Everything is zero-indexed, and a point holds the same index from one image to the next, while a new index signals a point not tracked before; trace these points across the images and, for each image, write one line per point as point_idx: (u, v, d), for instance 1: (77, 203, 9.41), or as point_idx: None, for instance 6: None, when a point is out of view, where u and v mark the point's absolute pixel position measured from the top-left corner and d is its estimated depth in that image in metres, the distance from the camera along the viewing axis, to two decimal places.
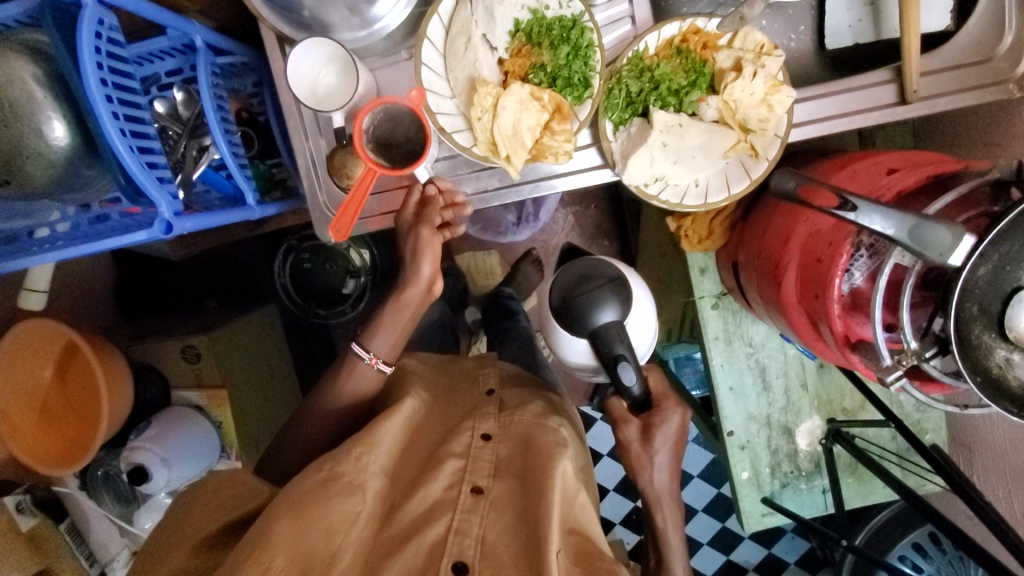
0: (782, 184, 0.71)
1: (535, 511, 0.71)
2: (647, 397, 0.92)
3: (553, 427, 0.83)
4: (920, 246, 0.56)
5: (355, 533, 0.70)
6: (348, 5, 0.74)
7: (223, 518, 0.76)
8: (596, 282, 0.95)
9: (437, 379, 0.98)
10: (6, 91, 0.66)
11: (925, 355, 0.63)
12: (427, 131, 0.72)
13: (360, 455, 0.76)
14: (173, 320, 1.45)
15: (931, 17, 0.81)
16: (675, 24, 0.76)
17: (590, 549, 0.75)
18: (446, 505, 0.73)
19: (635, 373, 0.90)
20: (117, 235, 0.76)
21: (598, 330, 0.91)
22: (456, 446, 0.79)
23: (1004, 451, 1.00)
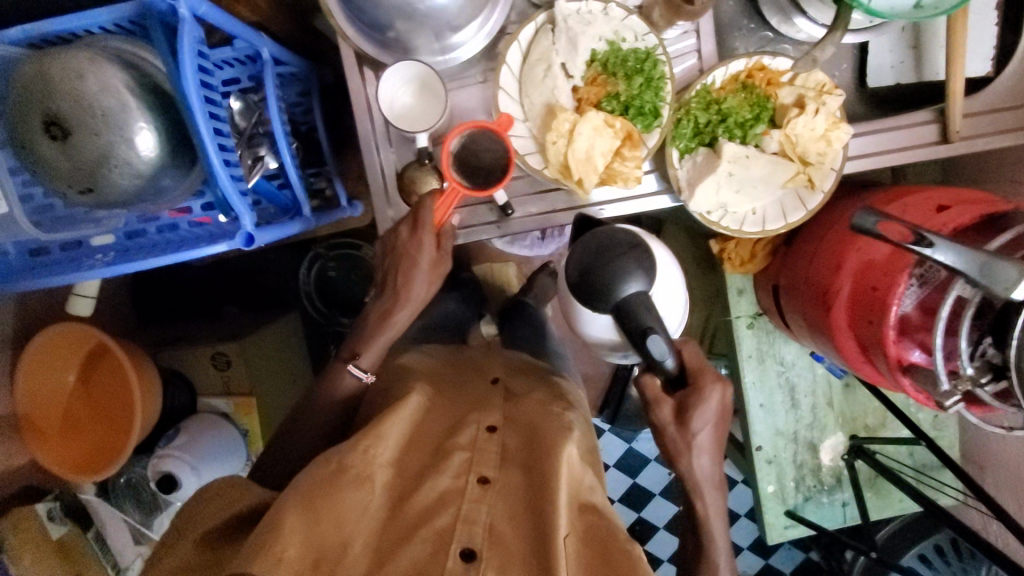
0: (862, 220, 0.70)
1: (544, 498, 0.65)
2: (681, 374, 0.80)
3: (557, 413, 0.79)
4: (990, 280, 0.60)
5: (366, 523, 0.64)
6: (435, 30, 0.75)
7: (229, 512, 0.68)
8: (618, 248, 0.78)
9: (440, 372, 0.90)
10: (100, 99, 0.66)
11: (980, 381, 0.67)
12: (512, 154, 0.74)
13: (368, 446, 0.69)
14: (194, 326, 1.43)
15: (973, 63, 0.86)
16: (741, 60, 0.81)
17: (601, 528, 0.69)
18: (453, 496, 0.66)
19: (667, 347, 0.74)
20: (195, 247, 0.77)
21: (622, 302, 0.76)
22: (462, 438, 0.72)
23: (1016, 468, 1.06)
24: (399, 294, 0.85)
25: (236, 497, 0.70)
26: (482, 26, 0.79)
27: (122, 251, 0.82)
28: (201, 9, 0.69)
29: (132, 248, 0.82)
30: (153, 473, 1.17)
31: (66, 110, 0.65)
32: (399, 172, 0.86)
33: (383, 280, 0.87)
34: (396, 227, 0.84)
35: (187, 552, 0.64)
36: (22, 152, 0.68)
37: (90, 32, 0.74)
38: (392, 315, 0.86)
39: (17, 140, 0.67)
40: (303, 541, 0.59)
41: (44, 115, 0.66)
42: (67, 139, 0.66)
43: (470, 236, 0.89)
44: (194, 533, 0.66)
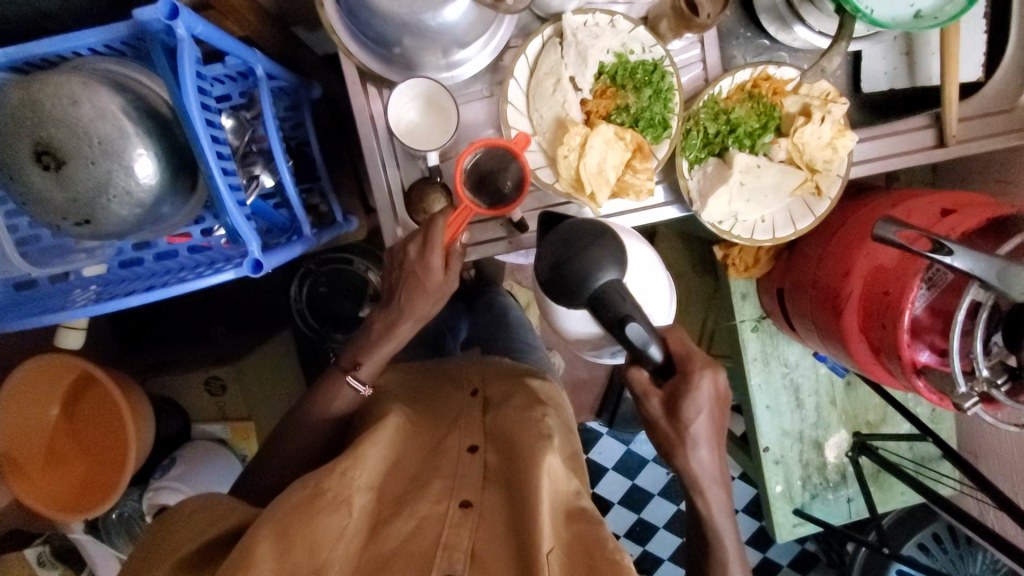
0: (880, 231, 0.70)
1: (524, 516, 0.64)
2: (668, 363, 0.68)
3: (539, 418, 0.77)
4: (1007, 285, 0.62)
5: (344, 548, 0.62)
6: (444, 48, 0.73)
7: (211, 532, 0.65)
8: (587, 239, 0.69)
9: (416, 388, 0.91)
10: (96, 126, 0.62)
11: (995, 382, 0.69)
12: (528, 175, 0.73)
13: (347, 468, 0.68)
14: (180, 351, 1.37)
15: (966, 68, 0.88)
16: (747, 70, 0.81)
17: (589, 535, 0.67)
18: (434, 522, 0.65)
19: (650, 335, 0.65)
20: (198, 273, 0.74)
21: (597, 292, 0.66)
22: (442, 466, 0.72)
23: (1011, 457, 1.09)
24: (402, 308, 0.82)
25: (224, 511, 0.68)
26: (488, 43, 0.77)
27: (116, 282, 0.78)
28: (199, 28, 0.65)
29: (126, 278, 0.78)
30: (150, 507, 1.11)
31: (60, 140, 0.62)
32: (406, 190, 0.84)
33: (390, 292, 0.84)
34: (405, 245, 0.79)
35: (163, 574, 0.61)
36: (10, 184, 0.64)
37: (77, 54, 0.69)
38: (398, 327, 0.83)
39: (4, 172, 0.63)
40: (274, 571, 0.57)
41: (35, 144, 0.62)
42: (62, 168, 0.62)
43: (481, 252, 0.87)
44: (172, 556, 0.63)
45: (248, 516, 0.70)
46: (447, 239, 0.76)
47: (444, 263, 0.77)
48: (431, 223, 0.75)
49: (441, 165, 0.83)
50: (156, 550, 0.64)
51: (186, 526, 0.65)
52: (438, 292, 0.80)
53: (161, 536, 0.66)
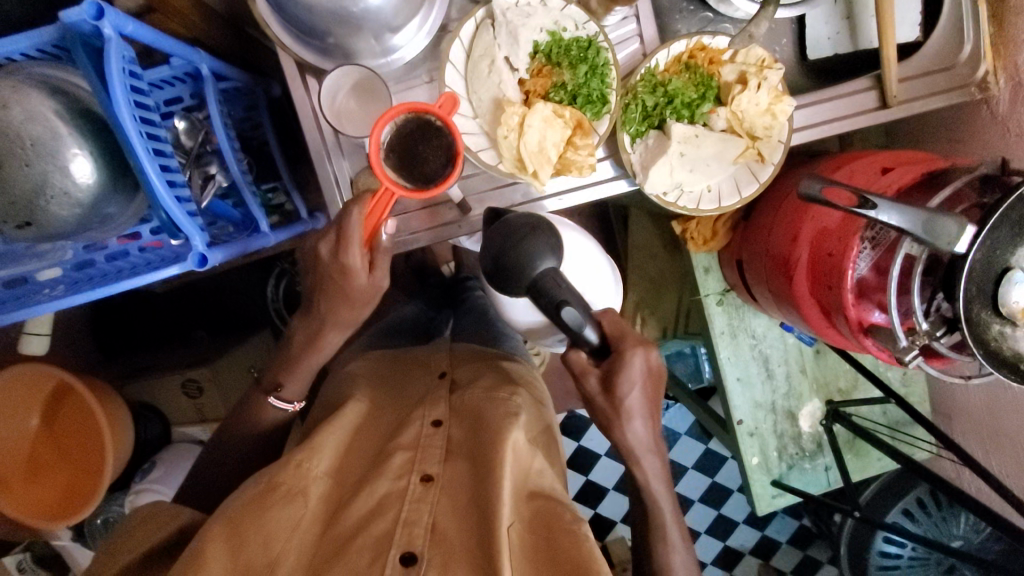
0: (807, 188, 0.70)
1: (490, 488, 0.58)
2: (603, 342, 0.69)
3: (505, 398, 0.70)
4: (933, 237, 0.62)
5: (299, 540, 0.57)
6: (375, 35, 0.74)
7: (157, 537, 0.62)
8: (523, 231, 0.69)
9: (385, 370, 0.82)
10: (27, 128, 0.63)
11: (936, 334, 0.69)
12: (459, 147, 0.67)
13: (302, 459, 0.62)
14: (156, 356, 1.38)
15: (903, 29, 0.88)
16: (682, 42, 0.82)
17: (551, 511, 0.60)
18: (394, 499, 0.58)
19: (584, 316, 0.66)
20: (149, 270, 0.75)
21: (536, 281, 0.67)
22: (404, 437, 0.64)
23: (980, 415, 1.09)
24: (323, 316, 0.79)
25: (170, 514, 0.65)
26: (423, 24, 0.78)
27: (71, 282, 0.78)
28: (128, 27, 0.66)
29: (81, 279, 0.79)
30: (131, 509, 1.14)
31: None
32: (355, 179, 0.85)
33: (307, 300, 0.81)
34: (316, 246, 0.76)
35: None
36: None
37: (12, 60, 0.70)
38: (321, 337, 0.80)
39: None
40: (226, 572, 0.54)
41: None
42: None
43: (428, 237, 0.88)
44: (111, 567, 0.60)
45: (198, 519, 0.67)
46: (366, 235, 0.71)
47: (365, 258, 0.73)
48: (346, 213, 0.70)
49: None
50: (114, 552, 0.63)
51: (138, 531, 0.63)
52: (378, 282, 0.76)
53: (116, 540, 0.64)
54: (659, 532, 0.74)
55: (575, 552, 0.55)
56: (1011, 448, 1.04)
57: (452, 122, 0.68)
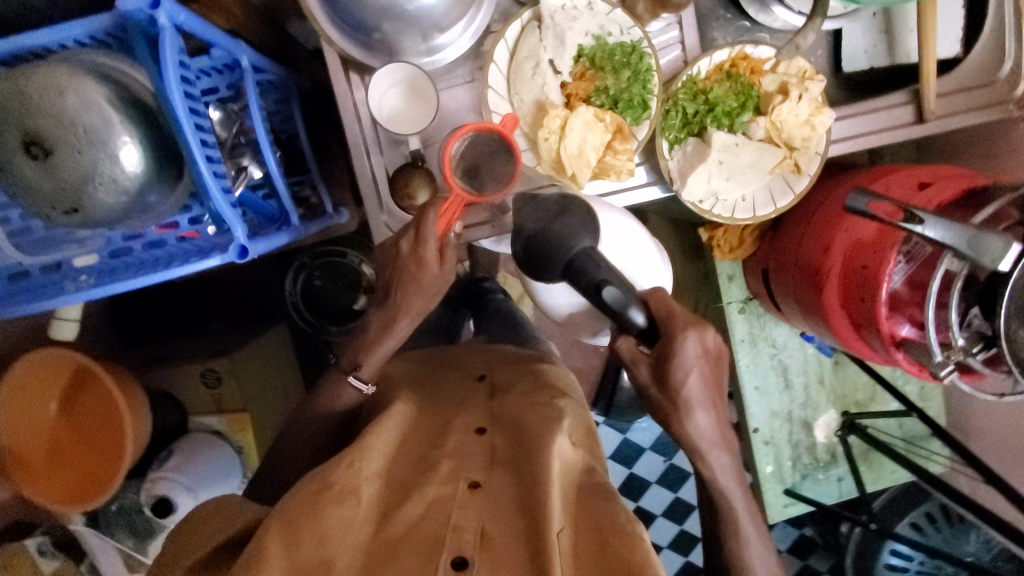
0: (852, 202, 0.71)
1: (536, 495, 0.59)
2: (651, 326, 0.68)
3: (545, 402, 0.72)
4: (978, 254, 0.62)
5: (351, 539, 0.58)
6: (424, 33, 0.75)
7: (219, 537, 0.58)
8: (554, 213, 0.70)
9: (423, 374, 0.87)
10: (81, 116, 0.64)
11: (972, 351, 0.69)
12: (519, 156, 0.74)
13: (353, 460, 0.64)
14: (174, 345, 1.38)
15: (944, 44, 0.89)
16: (725, 50, 0.82)
17: (600, 513, 0.60)
18: (442, 504, 0.60)
19: (627, 295, 0.65)
20: (188, 260, 0.75)
21: (573, 262, 0.67)
22: (448, 446, 0.68)
23: (999, 431, 1.10)
24: (397, 305, 0.76)
25: (234, 510, 0.62)
26: (468, 26, 0.78)
27: (107, 271, 0.78)
28: (182, 19, 0.67)
29: (116, 266, 0.79)
30: (148, 498, 1.13)
31: (47, 129, 0.63)
32: (390, 176, 0.84)
33: (384, 288, 0.77)
34: (395, 241, 0.74)
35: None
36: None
37: (64, 47, 0.70)
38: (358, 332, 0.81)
39: None
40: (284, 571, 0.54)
41: (23, 135, 0.63)
42: (48, 158, 0.63)
43: (474, 234, 0.88)
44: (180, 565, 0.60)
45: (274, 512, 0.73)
46: (440, 231, 0.71)
47: (437, 254, 0.72)
48: (422, 217, 0.70)
49: (425, 151, 0.85)
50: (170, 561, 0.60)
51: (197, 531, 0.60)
52: (424, 288, 0.74)
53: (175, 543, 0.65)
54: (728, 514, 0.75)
55: (627, 553, 0.55)
56: None
57: (513, 136, 0.75)
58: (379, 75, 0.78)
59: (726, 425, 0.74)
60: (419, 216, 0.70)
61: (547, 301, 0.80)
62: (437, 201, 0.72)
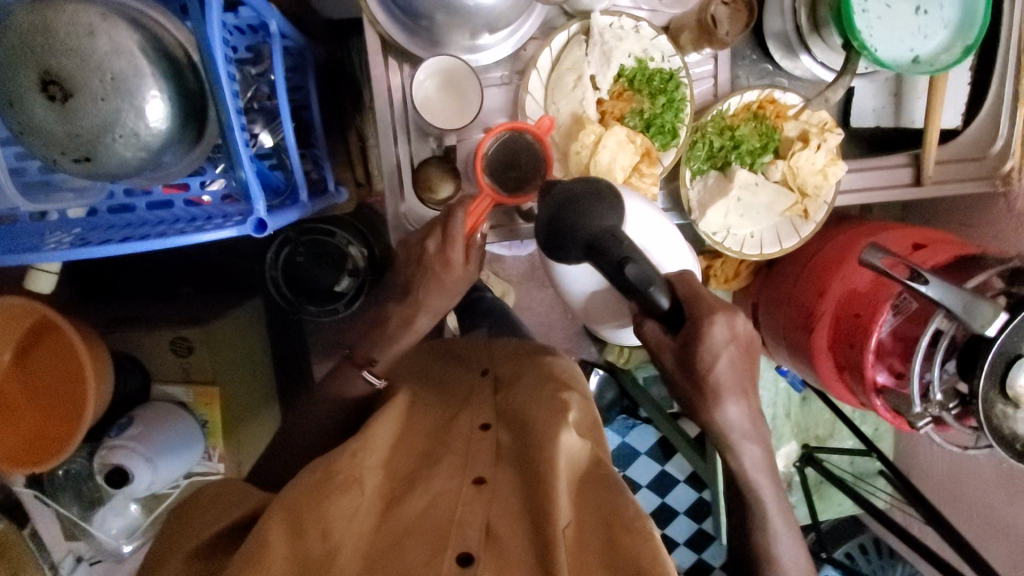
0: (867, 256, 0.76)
1: (542, 492, 0.59)
2: (676, 310, 0.63)
3: (557, 397, 0.72)
4: (969, 316, 0.68)
5: (355, 529, 0.58)
6: (474, 31, 0.75)
7: (225, 519, 0.66)
8: (575, 186, 0.63)
9: (430, 362, 0.88)
10: (109, 62, 0.60)
11: (947, 406, 0.75)
12: (551, 162, 0.74)
13: (357, 450, 0.65)
14: (137, 307, 1.27)
15: (948, 115, 0.95)
16: (755, 91, 0.86)
17: (614, 502, 0.61)
18: (447, 498, 0.60)
19: (654, 274, 0.60)
20: (195, 224, 0.71)
21: (595, 238, 0.60)
22: (453, 444, 0.67)
23: (941, 475, 1.19)
24: (418, 301, 0.78)
25: (238, 497, 0.69)
26: (514, 32, 0.79)
27: (106, 227, 0.75)
28: None
29: (115, 223, 0.75)
30: (101, 466, 1.07)
31: (69, 70, 0.59)
32: (414, 168, 0.83)
33: (405, 287, 0.80)
34: (421, 240, 0.75)
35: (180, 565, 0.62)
36: (6, 111, 0.60)
37: None
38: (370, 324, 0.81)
39: (3, 98, 0.60)
40: (287, 560, 0.55)
41: (41, 72, 0.59)
42: (67, 102, 0.59)
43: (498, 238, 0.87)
44: (188, 544, 0.65)
45: (267, 498, 0.71)
46: (467, 231, 0.72)
47: (463, 255, 0.73)
48: (450, 216, 0.72)
49: (456, 146, 0.83)
50: (175, 541, 0.66)
51: (205, 514, 0.67)
52: (440, 282, 0.76)
53: (182, 512, 0.69)
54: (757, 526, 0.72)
55: (638, 555, 0.56)
56: (967, 506, 1.14)
57: (547, 139, 0.74)
58: (431, 61, 0.77)
59: (756, 415, 0.70)
60: (447, 215, 0.72)
61: (565, 287, 0.73)
62: (465, 200, 0.73)
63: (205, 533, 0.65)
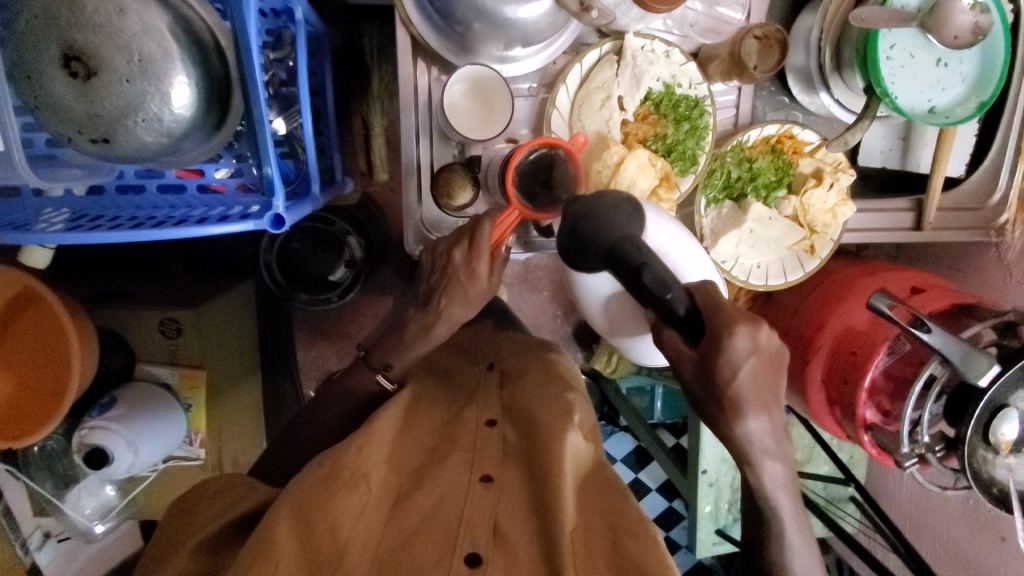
0: (874, 300, 0.78)
1: (549, 495, 0.61)
2: (694, 319, 0.58)
3: (562, 396, 0.75)
4: (965, 367, 0.70)
5: (364, 526, 0.59)
6: (508, 41, 0.75)
7: (230, 514, 0.65)
8: (600, 200, 0.62)
9: (435, 360, 0.88)
10: (139, 43, 0.58)
11: (933, 448, 0.78)
12: (582, 177, 0.74)
13: (363, 445, 0.65)
14: (122, 281, 1.21)
15: (952, 164, 0.98)
16: (775, 126, 0.87)
17: (618, 509, 0.62)
18: (455, 496, 0.62)
19: (670, 280, 0.56)
20: (214, 210, 0.70)
21: (616, 245, 0.58)
22: (461, 440, 0.70)
23: (909, 505, 1.23)
24: (439, 311, 0.75)
25: (242, 494, 0.68)
26: (542, 50, 0.80)
27: (114, 208, 0.72)
28: None
29: (124, 205, 0.72)
30: (81, 445, 1.00)
31: (96, 47, 0.57)
32: (435, 172, 0.83)
33: (423, 290, 0.77)
34: (444, 248, 0.74)
35: (180, 561, 0.61)
36: (24, 83, 0.58)
37: None
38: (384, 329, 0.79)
39: (23, 70, 0.57)
40: (295, 557, 0.55)
41: (64, 47, 0.56)
42: (91, 80, 0.57)
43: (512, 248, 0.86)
44: (189, 541, 0.63)
45: (269, 497, 0.70)
46: (493, 241, 0.72)
47: (489, 266, 0.73)
48: (478, 225, 0.72)
49: (481, 155, 0.83)
50: (181, 533, 0.65)
51: (206, 511, 0.66)
52: (458, 290, 0.74)
53: (183, 512, 0.67)
54: (777, 559, 0.64)
55: (643, 559, 0.56)
56: (933, 535, 1.18)
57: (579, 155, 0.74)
58: (463, 71, 0.77)
59: (778, 432, 0.63)
60: (474, 225, 0.72)
61: (585, 292, 0.73)
62: (493, 211, 0.73)
63: (202, 531, 0.64)
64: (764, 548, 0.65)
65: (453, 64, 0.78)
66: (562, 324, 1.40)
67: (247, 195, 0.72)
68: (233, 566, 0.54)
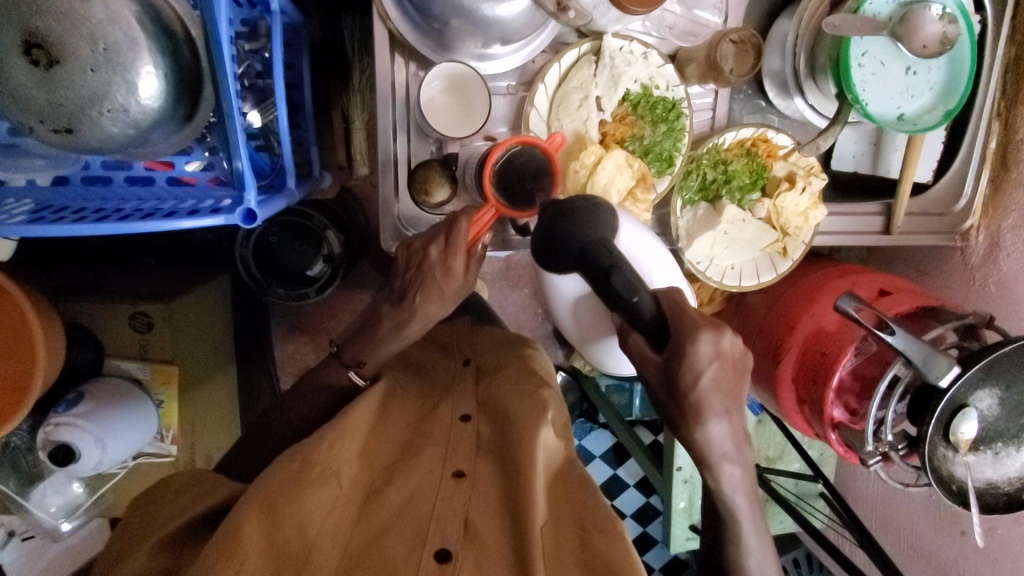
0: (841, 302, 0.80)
1: (521, 492, 0.61)
2: (660, 322, 0.59)
3: (536, 391, 0.75)
4: (927, 367, 0.72)
5: (333, 523, 0.59)
6: (486, 40, 0.75)
7: (197, 508, 0.65)
8: (573, 202, 0.62)
9: (411, 356, 0.88)
10: (104, 32, 0.56)
11: (896, 446, 0.80)
12: (559, 176, 0.75)
13: (335, 440, 0.64)
14: (91, 274, 1.18)
15: (920, 170, 1.00)
16: (750, 129, 0.89)
17: (589, 507, 0.63)
18: (426, 492, 0.62)
19: (638, 283, 0.56)
20: (184, 202, 0.69)
21: (585, 246, 0.59)
22: (434, 436, 0.70)
23: (875, 501, 1.27)
24: (413, 308, 0.75)
25: (209, 490, 0.67)
26: (524, 47, 0.80)
27: (79, 198, 0.71)
28: None
29: (90, 196, 0.71)
30: (46, 441, 0.98)
31: (58, 35, 0.55)
32: (412, 169, 0.82)
33: (397, 288, 0.77)
34: (420, 246, 0.74)
35: (142, 559, 0.60)
36: None
37: None
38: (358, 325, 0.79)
39: None
40: (262, 553, 0.54)
41: (25, 34, 0.55)
42: (53, 68, 0.56)
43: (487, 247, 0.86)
44: (152, 538, 0.62)
45: (235, 494, 0.69)
46: (470, 239, 0.72)
47: (465, 264, 0.73)
48: (454, 223, 0.72)
49: (459, 153, 0.83)
50: (143, 530, 0.64)
51: (170, 507, 0.64)
52: (432, 288, 0.74)
53: (147, 508, 0.66)
54: (739, 555, 0.65)
55: (611, 556, 0.57)
56: (896, 532, 1.22)
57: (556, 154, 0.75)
58: (440, 67, 0.77)
59: (741, 435, 0.64)
60: (450, 223, 0.72)
61: (557, 291, 0.73)
62: (470, 209, 0.73)
63: (165, 528, 0.63)
64: (727, 546, 0.66)
65: (431, 61, 0.78)
66: (541, 321, 1.41)
67: (218, 188, 0.70)
68: (194, 566, 0.53)
